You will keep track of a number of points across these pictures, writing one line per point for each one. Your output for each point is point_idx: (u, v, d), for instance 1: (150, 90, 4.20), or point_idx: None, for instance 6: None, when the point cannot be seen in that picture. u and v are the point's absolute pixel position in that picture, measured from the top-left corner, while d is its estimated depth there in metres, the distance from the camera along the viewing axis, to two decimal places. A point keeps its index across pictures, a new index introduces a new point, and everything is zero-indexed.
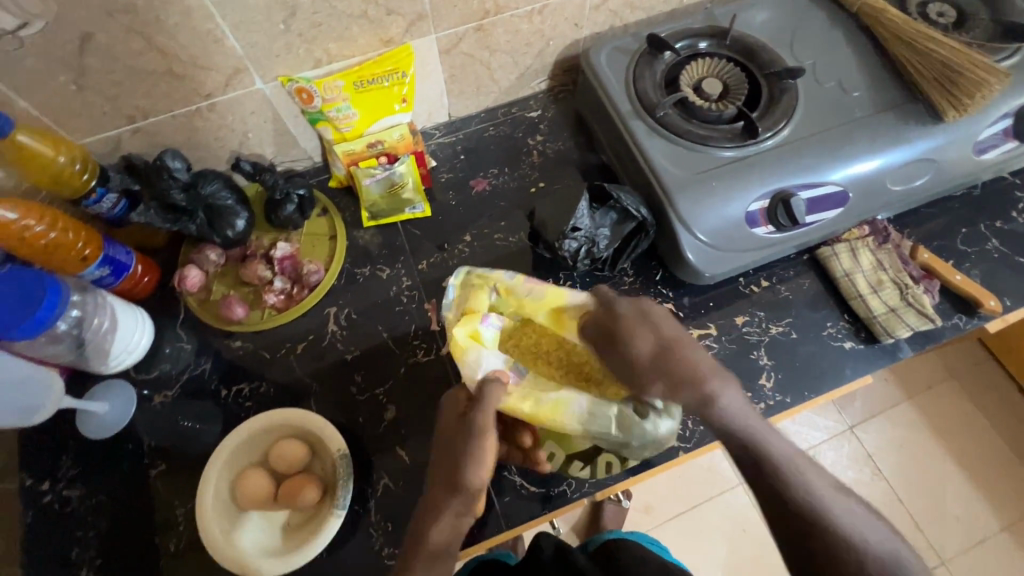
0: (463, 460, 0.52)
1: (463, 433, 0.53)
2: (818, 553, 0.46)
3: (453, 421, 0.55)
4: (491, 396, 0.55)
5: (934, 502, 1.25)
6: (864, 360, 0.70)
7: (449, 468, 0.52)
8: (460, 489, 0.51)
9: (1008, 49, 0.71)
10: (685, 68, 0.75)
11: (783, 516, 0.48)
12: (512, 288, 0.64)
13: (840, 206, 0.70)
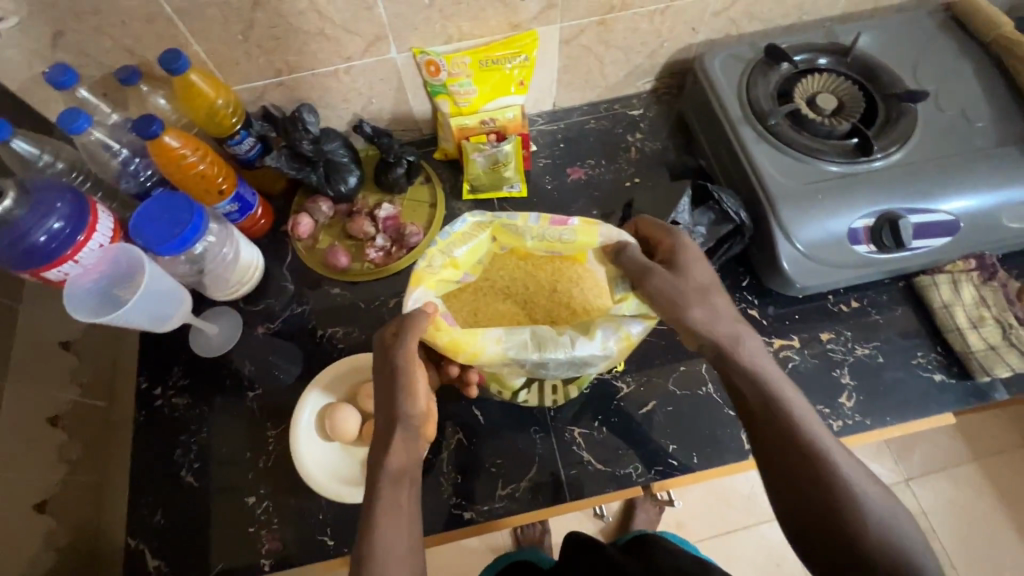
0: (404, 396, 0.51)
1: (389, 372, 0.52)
2: (821, 504, 0.45)
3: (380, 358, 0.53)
4: (412, 335, 0.51)
5: (989, 573, 1.18)
6: (953, 394, 0.68)
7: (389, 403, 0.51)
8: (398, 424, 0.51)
9: None
10: (800, 82, 0.75)
11: (787, 470, 0.47)
12: (507, 227, 0.58)
13: (948, 235, 0.68)
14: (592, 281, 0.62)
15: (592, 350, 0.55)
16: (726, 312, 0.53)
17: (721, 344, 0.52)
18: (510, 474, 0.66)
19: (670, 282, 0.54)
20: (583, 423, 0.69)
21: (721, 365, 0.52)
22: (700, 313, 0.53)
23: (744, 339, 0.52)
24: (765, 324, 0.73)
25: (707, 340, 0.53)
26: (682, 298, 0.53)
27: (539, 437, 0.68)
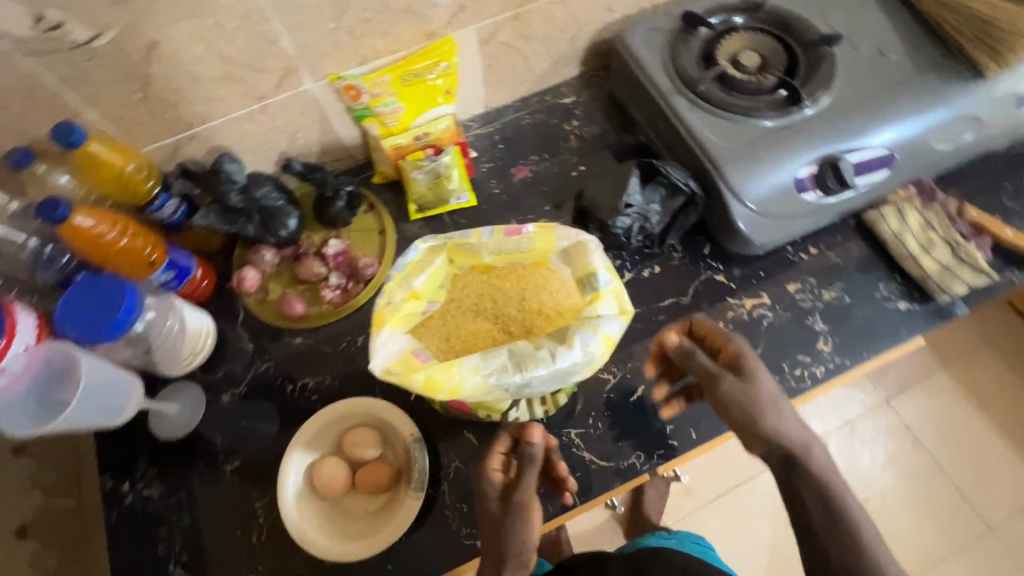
0: (511, 529, 0.53)
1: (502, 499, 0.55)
2: None
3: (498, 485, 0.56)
4: (530, 465, 0.54)
5: (977, 471, 1.25)
6: (920, 319, 0.70)
7: (497, 528, 0.54)
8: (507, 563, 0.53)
9: None
10: (721, 43, 0.76)
11: None
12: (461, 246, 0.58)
13: (887, 167, 0.70)
14: (565, 286, 0.59)
15: (574, 357, 0.52)
16: (795, 421, 0.54)
17: (791, 453, 0.53)
18: None
19: (739, 385, 0.55)
20: (579, 423, 0.67)
21: (785, 472, 0.53)
22: (769, 417, 0.53)
23: (812, 449, 0.53)
24: (734, 287, 0.73)
25: (774, 446, 0.53)
26: (749, 399, 0.54)
27: None
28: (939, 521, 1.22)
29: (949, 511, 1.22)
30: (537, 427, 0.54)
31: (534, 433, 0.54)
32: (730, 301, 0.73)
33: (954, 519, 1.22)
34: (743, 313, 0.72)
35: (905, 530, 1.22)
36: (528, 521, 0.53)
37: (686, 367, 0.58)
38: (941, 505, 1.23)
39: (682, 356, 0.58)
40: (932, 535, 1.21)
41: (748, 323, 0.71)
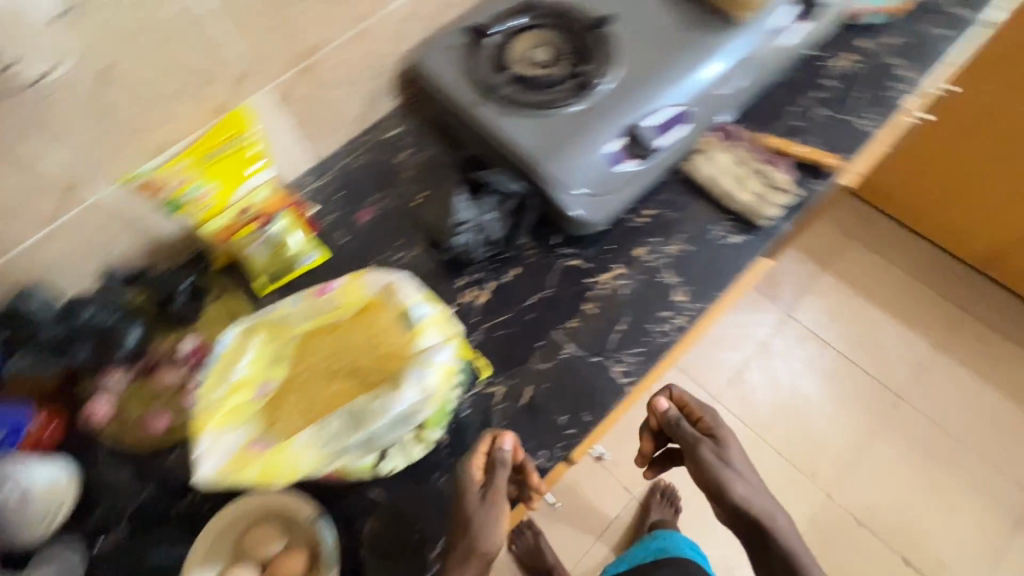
0: (477, 526, 0.58)
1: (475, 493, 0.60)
2: None
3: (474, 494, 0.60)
4: (502, 469, 0.60)
5: (874, 346, 1.67)
6: (753, 246, 0.76)
7: (466, 525, 0.59)
8: (474, 556, 0.57)
9: None
10: (512, 46, 0.79)
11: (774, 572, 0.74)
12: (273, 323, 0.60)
13: (686, 122, 0.76)
14: (387, 324, 0.60)
15: (403, 403, 0.56)
16: (757, 485, 0.74)
17: (754, 511, 0.73)
18: (434, 532, 0.63)
19: (712, 455, 0.74)
20: (479, 443, 0.67)
21: (736, 518, 0.74)
22: (734, 480, 0.73)
23: (759, 499, 0.74)
24: (589, 267, 0.76)
25: (740, 505, 0.73)
26: (720, 468, 0.74)
27: (443, 480, 0.66)
28: (859, 403, 1.60)
29: (859, 388, 1.62)
30: (507, 432, 0.61)
31: (507, 439, 0.61)
32: (588, 281, 0.75)
33: (867, 394, 1.62)
34: (603, 288, 0.75)
35: (833, 408, 1.60)
36: (497, 518, 0.58)
37: (670, 431, 0.79)
38: (858, 389, 1.62)
39: (666, 419, 0.79)
40: (857, 414, 1.59)
41: (609, 296, 0.74)
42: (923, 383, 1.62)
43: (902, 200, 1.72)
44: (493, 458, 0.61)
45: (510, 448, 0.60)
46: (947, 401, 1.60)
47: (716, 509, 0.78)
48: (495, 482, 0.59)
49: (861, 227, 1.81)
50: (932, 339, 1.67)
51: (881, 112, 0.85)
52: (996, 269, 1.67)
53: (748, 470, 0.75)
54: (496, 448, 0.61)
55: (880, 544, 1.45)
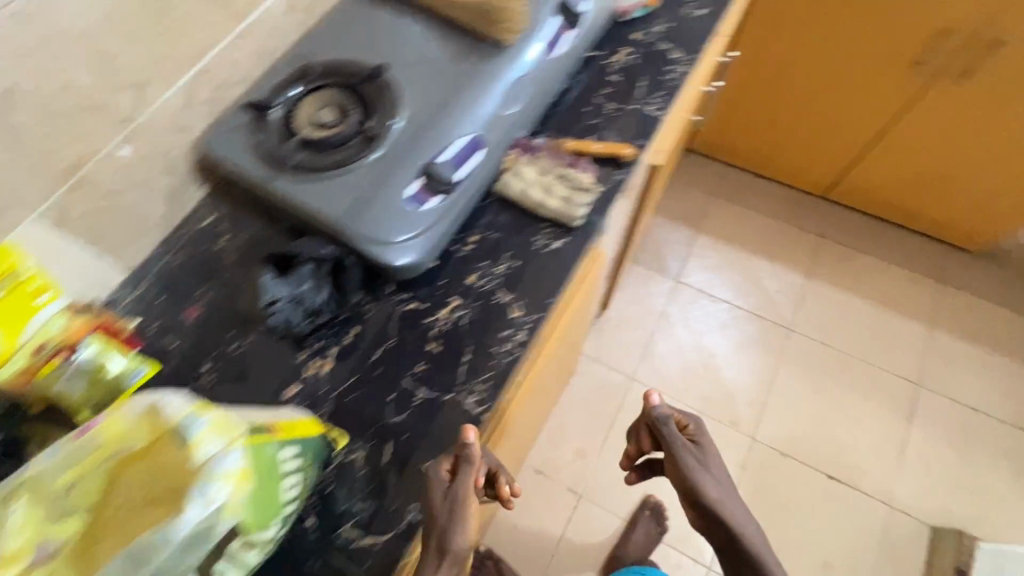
0: (447, 526, 0.62)
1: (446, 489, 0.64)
2: None
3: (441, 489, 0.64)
4: (469, 466, 0.63)
5: (758, 287, 1.82)
6: (573, 247, 0.80)
7: (434, 519, 0.63)
8: (448, 552, 0.62)
9: None
10: (298, 113, 0.79)
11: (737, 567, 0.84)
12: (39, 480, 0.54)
13: (481, 148, 0.79)
14: (161, 442, 0.52)
15: (181, 533, 0.48)
16: (726, 491, 0.85)
17: (721, 512, 0.83)
18: None
19: (693, 460, 0.85)
20: (350, 514, 0.66)
21: (707, 516, 0.85)
22: (709, 482, 0.84)
23: (734, 505, 0.84)
24: (426, 306, 0.77)
25: (709, 505, 0.84)
26: (698, 470, 0.84)
27: (320, 564, 0.64)
28: (760, 346, 1.73)
29: (756, 331, 1.75)
30: (471, 429, 0.63)
31: (470, 433, 0.64)
32: (428, 321, 0.76)
33: (764, 334, 1.75)
34: (444, 323, 0.76)
35: (737, 355, 1.72)
36: (461, 515, 0.63)
37: (658, 433, 0.87)
38: (755, 332, 1.75)
39: (655, 425, 0.87)
40: (758, 356, 1.71)
41: (451, 330, 0.75)
42: (805, 311, 1.77)
43: (741, 149, 1.92)
44: (461, 454, 0.64)
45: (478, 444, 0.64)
46: (829, 321, 1.75)
47: (689, 510, 0.88)
48: (465, 479, 0.63)
49: (718, 186, 2.00)
50: (802, 270, 1.84)
51: (663, 96, 0.92)
52: (838, 193, 1.86)
53: (720, 476, 0.85)
54: (464, 444, 0.64)
55: (804, 468, 1.55)
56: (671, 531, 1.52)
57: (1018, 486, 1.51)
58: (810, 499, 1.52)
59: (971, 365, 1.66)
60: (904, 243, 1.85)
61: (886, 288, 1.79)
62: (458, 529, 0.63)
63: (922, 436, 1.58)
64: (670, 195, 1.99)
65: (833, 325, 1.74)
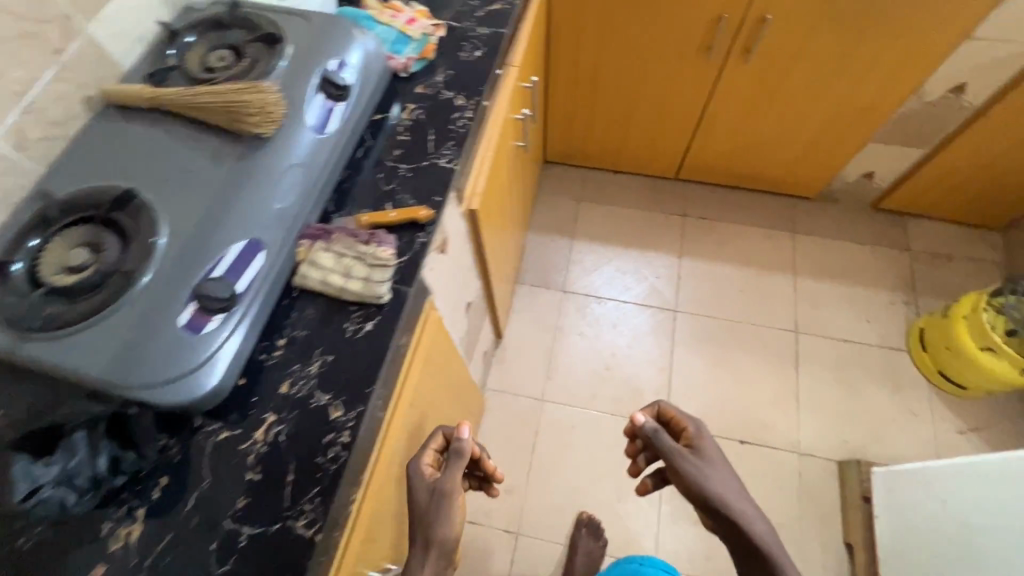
0: (431, 518, 0.71)
1: (438, 480, 0.75)
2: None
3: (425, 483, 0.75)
4: (458, 458, 0.76)
5: (639, 278, 1.90)
6: (386, 325, 0.77)
7: (421, 512, 0.72)
8: (433, 543, 0.69)
9: (274, 65, 0.86)
10: (41, 262, 0.71)
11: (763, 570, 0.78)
12: None
13: (261, 250, 0.75)
14: None
15: None
16: (733, 491, 0.81)
17: (729, 512, 0.79)
18: None
19: (695, 466, 0.82)
20: None
21: (719, 521, 0.81)
22: (714, 486, 0.81)
23: (747, 508, 0.80)
24: (239, 431, 0.71)
25: (715, 506, 0.80)
26: (701, 476, 0.81)
27: None
28: (652, 334, 1.79)
29: (647, 321, 1.81)
30: (464, 426, 0.78)
31: (464, 429, 0.79)
32: (244, 447, 0.70)
33: (655, 322, 1.81)
34: (261, 445, 0.70)
35: (635, 349, 1.77)
36: (446, 508, 0.72)
37: (655, 441, 0.86)
38: (647, 322, 1.81)
39: (650, 436, 0.86)
40: (653, 344, 1.77)
41: (270, 451, 0.70)
42: (685, 290, 1.86)
43: (590, 152, 2.00)
44: (452, 449, 0.78)
45: (470, 438, 0.78)
46: (707, 294, 1.85)
47: (703, 516, 0.84)
48: (455, 467, 0.75)
49: (583, 189, 2.07)
50: (674, 251, 1.93)
51: (454, 146, 0.92)
52: (686, 169, 1.96)
53: (726, 478, 0.82)
54: (457, 439, 0.78)
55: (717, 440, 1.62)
56: (610, 542, 1.51)
57: (898, 402, 1.64)
58: None
59: (836, 302, 1.80)
60: (755, 204, 1.99)
61: (750, 250, 1.91)
62: (445, 516, 0.70)
63: (811, 378, 1.69)
64: (541, 208, 2.05)
65: (712, 297, 1.84)
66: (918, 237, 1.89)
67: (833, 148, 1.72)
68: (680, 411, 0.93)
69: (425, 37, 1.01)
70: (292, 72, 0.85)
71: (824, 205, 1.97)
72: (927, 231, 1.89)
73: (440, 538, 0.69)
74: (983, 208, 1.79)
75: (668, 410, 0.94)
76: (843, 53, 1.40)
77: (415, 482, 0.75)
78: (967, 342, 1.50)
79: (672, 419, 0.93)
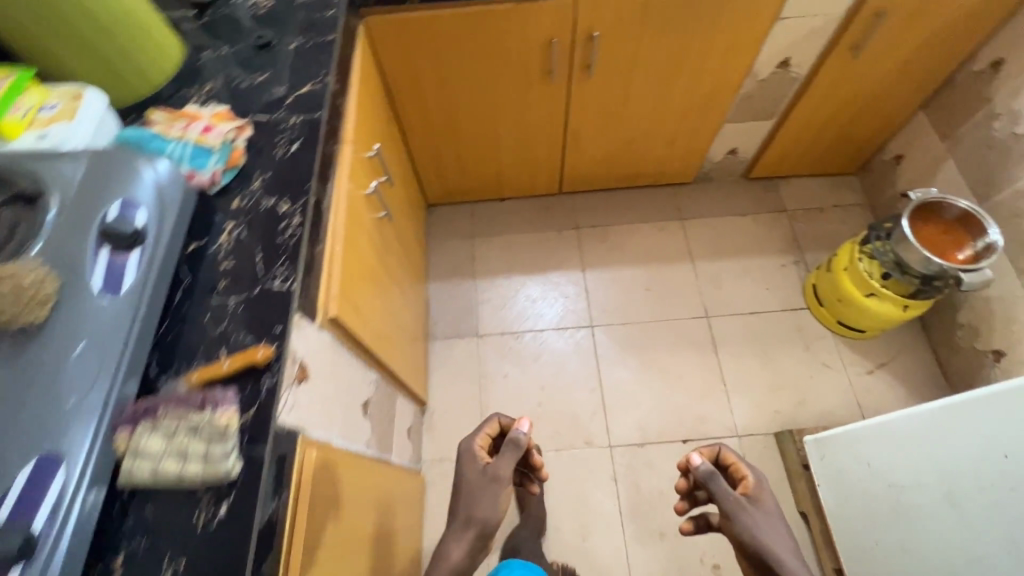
0: (478, 492, 0.97)
1: (489, 463, 1.00)
2: None
3: (480, 462, 1.01)
4: (516, 448, 1.01)
5: (550, 303, 1.86)
6: (245, 500, 0.67)
7: (475, 484, 0.99)
8: (476, 512, 0.96)
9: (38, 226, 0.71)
10: None
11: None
12: None
13: (60, 463, 0.61)
14: None
15: None
16: (771, 533, 0.96)
17: (766, 550, 0.94)
18: None
19: (747, 511, 0.98)
20: None
21: (763, 570, 0.95)
22: (755, 526, 0.96)
23: (792, 554, 0.93)
24: None
25: (756, 543, 0.95)
26: (751, 519, 0.96)
27: None
28: (577, 356, 1.76)
29: (569, 344, 1.78)
30: (524, 423, 1.02)
31: (523, 426, 1.03)
32: None
33: (576, 344, 1.78)
34: None
35: (564, 375, 1.73)
36: (494, 483, 0.98)
37: (710, 482, 1.02)
38: (568, 346, 1.78)
39: (706, 478, 1.02)
40: (579, 367, 1.74)
41: None
42: (596, 303, 1.85)
43: (470, 187, 1.94)
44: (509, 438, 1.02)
45: (525, 432, 1.02)
46: (619, 301, 1.85)
47: (739, 549, 0.99)
48: (509, 453, 1.00)
49: (473, 224, 2.02)
50: (576, 266, 1.92)
51: (287, 262, 0.83)
52: (568, 183, 1.96)
53: (775, 530, 0.96)
54: (517, 431, 1.03)
55: (661, 448, 1.62)
56: None
57: (812, 358, 1.72)
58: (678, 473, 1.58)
59: (736, 277, 1.86)
60: (641, 200, 2.02)
61: (646, 246, 1.93)
62: (486, 496, 0.97)
63: (732, 358, 1.73)
64: (435, 254, 1.97)
65: (624, 303, 1.84)
66: (791, 197, 1.99)
67: (693, 136, 1.77)
68: (739, 459, 1.08)
69: (226, 144, 0.89)
70: (63, 229, 0.71)
71: (702, 185, 2.03)
72: (797, 188, 2.00)
73: (481, 514, 0.95)
74: (837, 158, 1.91)
75: (728, 455, 1.10)
76: (675, 52, 1.43)
77: (471, 458, 1.02)
78: (855, 293, 1.58)
79: (731, 465, 1.09)
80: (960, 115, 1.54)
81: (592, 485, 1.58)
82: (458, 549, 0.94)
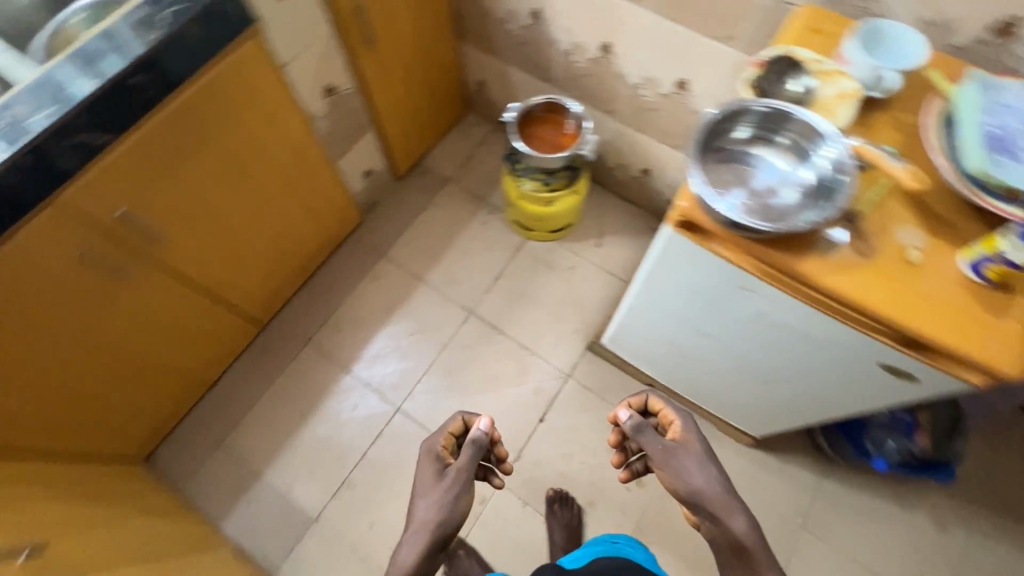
0: (425, 488, 0.81)
1: (450, 466, 0.83)
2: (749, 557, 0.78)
3: (433, 462, 0.84)
4: (477, 450, 0.83)
5: (342, 425, 1.67)
6: None
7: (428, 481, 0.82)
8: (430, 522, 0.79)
9: None
10: None
11: (724, 546, 0.80)
12: None
13: None
14: None
15: None
16: (709, 473, 0.81)
17: (709, 502, 0.79)
18: None
19: (680, 462, 0.82)
20: None
21: (704, 521, 0.81)
22: (694, 483, 0.80)
23: (732, 504, 0.79)
24: None
25: (694, 494, 0.80)
26: (683, 473, 0.81)
27: None
28: (409, 443, 1.64)
29: (394, 439, 1.65)
30: (487, 421, 0.84)
31: (487, 425, 0.84)
32: None
33: (401, 434, 1.65)
34: None
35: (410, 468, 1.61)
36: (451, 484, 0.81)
37: (637, 434, 0.84)
38: (393, 444, 1.64)
39: (635, 433, 0.84)
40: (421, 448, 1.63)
41: None
42: (385, 386, 1.72)
43: (169, 411, 1.58)
44: (478, 436, 0.84)
45: (487, 431, 0.84)
46: (399, 365, 1.74)
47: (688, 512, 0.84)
48: (469, 454, 0.82)
49: (211, 432, 1.66)
50: (340, 373, 1.73)
51: None
52: (261, 317, 1.72)
53: (710, 475, 0.81)
54: (481, 429, 0.85)
55: (534, 440, 1.64)
56: None
57: (560, 271, 1.87)
58: (563, 446, 1.63)
59: (464, 261, 1.89)
60: (339, 269, 1.88)
61: (379, 302, 1.83)
62: (444, 496, 0.80)
63: (517, 322, 1.80)
64: (201, 495, 1.59)
65: (405, 362, 1.75)
66: (443, 163, 2.05)
67: (324, 195, 1.66)
68: (670, 403, 0.91)
69: None
70: None
71: (373, 213, 1.96)
72: (440, 155, 2.06)
73: (431, 516, 0.79)
74: (444, 111, 1.99)
75: (656, 402, 0.91)
76: (228, 156, 1.26)
77: (428, 456, 0.85)
78: (540, 209, 1.71)
79: (661, 412, 0.91)
80: (484, 30, 1.70)
81: (518, 525, 1.54)
82: (414, 554, 0.77)
